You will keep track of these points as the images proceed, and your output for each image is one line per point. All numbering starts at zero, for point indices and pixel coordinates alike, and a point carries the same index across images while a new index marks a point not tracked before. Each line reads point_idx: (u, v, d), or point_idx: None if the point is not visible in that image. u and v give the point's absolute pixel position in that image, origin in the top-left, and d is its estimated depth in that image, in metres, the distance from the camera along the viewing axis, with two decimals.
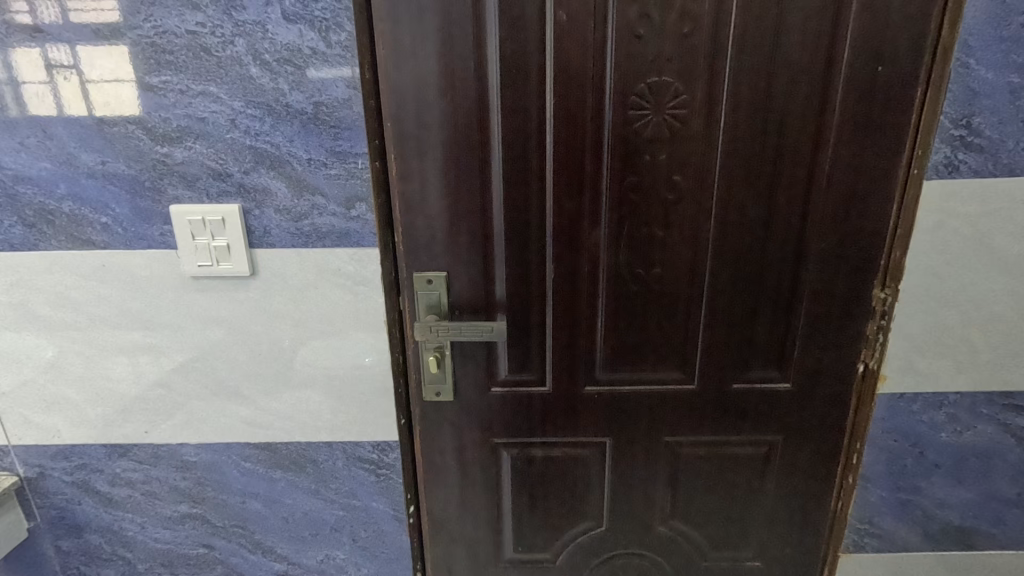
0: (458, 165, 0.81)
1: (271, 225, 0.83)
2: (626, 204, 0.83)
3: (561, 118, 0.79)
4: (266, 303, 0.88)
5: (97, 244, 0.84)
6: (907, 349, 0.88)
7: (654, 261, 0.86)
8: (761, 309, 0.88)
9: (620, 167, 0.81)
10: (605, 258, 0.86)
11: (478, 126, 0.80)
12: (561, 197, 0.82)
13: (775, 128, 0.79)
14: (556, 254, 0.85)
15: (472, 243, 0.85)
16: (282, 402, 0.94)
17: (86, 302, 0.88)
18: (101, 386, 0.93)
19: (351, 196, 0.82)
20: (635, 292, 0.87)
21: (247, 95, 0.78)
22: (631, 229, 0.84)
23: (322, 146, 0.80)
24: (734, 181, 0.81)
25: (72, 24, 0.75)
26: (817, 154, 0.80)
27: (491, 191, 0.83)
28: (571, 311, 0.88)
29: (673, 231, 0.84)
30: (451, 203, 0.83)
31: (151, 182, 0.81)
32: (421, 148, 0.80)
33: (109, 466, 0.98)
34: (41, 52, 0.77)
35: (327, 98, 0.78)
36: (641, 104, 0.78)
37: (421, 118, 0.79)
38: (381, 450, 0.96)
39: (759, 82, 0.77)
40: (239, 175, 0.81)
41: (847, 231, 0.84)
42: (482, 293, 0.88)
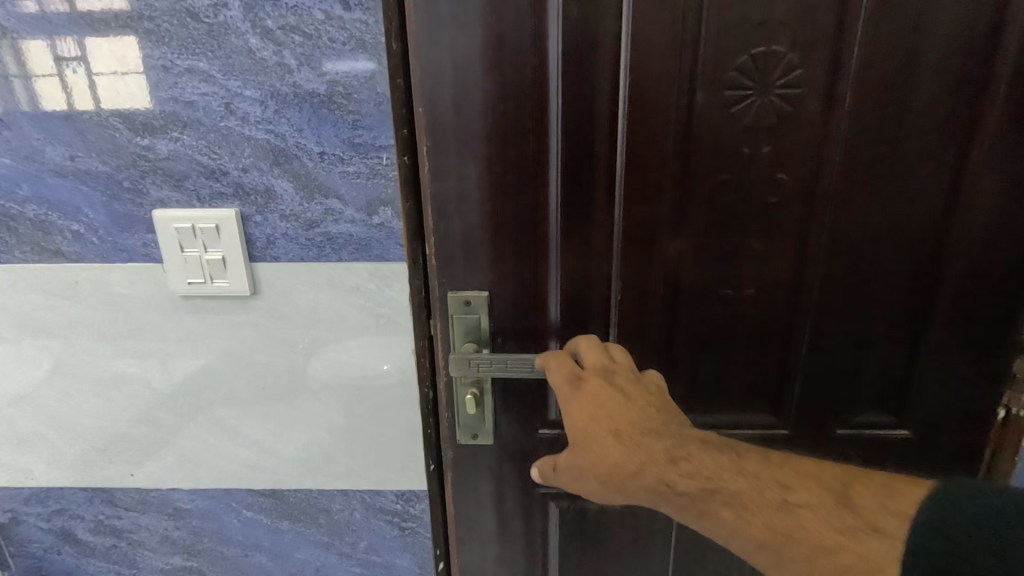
0: (506, 160, 0.64)
1: (276, 234, 0.68)
2: (717, 210, 0.65)
3: (638, 100, 0.62)
4: (270, 328, 0.73)
5: (68, 256, 0.70)
6: None
7: (748, 282, 0.68)
8: (879, 340, 0.70)
9: (712, 162, 0.64)
10: (688, 277, 0.68)
11: (534, 110, 0.62)
12: (635, 201, 0.65)
13: (915, 111, 0.61)
14: (626, 273, 0.68)
15: (521, 256, 0.68)
16: (289, 443, 0.79)
17: (59, 324, 0.73)
18: (80, 422, 0.79)
19: (373, 200, 0.67)
20: (723, 319, 0.70)
21: (243, 72, 0.62)
22: (722, 240, 0.67)
23: (339, 137, 0.64)
24: (858, 181, 0.64)
25: (77, 14, 0.61)
26: (967, 146, 0.63)
27: (546, 192, 0.66)
28: (641, 342, 0.71)
29: (776, 243, 0.67)
30: (497, 207, 0.66)
31: (131, 181, 0.66)
32: (460, 137, 0.63)
33: (91, 511, 0.84)
34: (48, 44, 0.62)
35: (344, 76, 0.62)
36: (742, 81, 0.61)
37: (462, 99, 0.62)
38: (406, 500, 0.82)
39: (899, 52, 0.59)
40: (236, 173, 0.66)
41: (998, 244, 0.66)
42: (531, 319, 0.71)
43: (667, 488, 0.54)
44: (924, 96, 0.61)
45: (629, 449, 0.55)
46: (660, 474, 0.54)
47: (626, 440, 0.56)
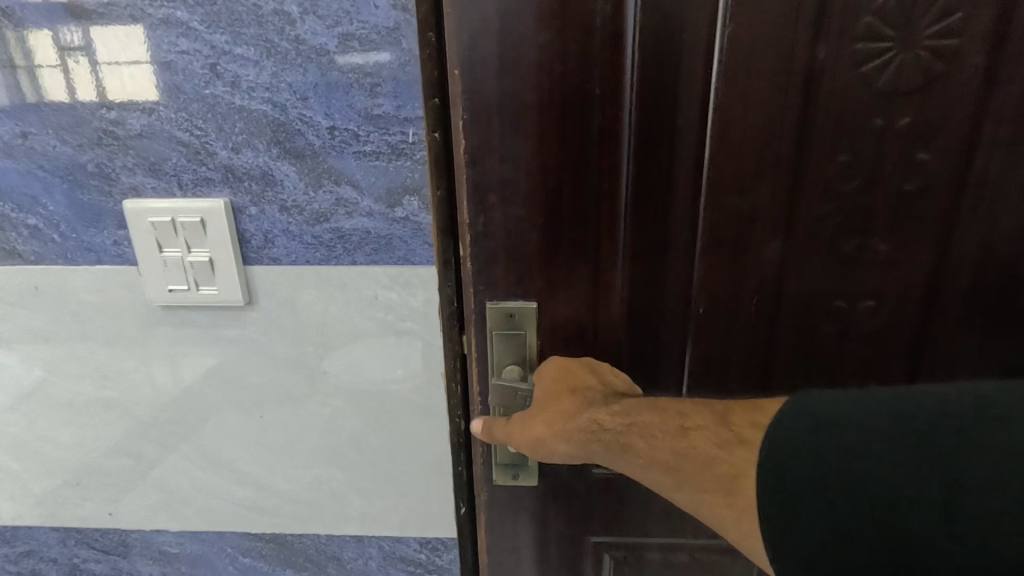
0: (564, 135, 0.49)
1: (274, 230, 0.55)
2: (834, 200, 0.51)
3: (739, 56, 0.47)
4: (269, 345, 0.60)
5: (25, 257, 0.57)
6: None
7: (868, 291, 0.53)
8: None
9: (832, 136, 0.49)
10: (790, 285, 0.53)
11: (601, 68, 0.48)
12: (728, 188, 0.51)
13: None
14: (711, 279, 0.53)
15: (580, 261, 0.53)
16: (292, 480, 0.66)
17: (19, 339, 0.61)
18: (47, 453, 0.67)
19: (395, 187, 0.54)
20: (832, 337, 0.55)
21: (232, 23, 0.49)
22: (837, 238, 0.52)
23: (353, 107, 0.51)
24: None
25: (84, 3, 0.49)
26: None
27: (615, 178, 0.51)
28: (725, 367, 0.56)
29: (909, 242, 0.52)
30: (551, 197, 0.51)
31: (97, 165, 0.54)
32: (505, 105, 0.49)
33: (64, 554, 0.72)
34: (48, 37, 0.51)
35: (360, 28, 0.49)
36: (883, 29, 0.46)
37: (508, 56, 0.47)
38: (432, 550, 0.68)
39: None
40: (225, 154, 0.52)
41: None
42: (588, 341, 0.56)
43: (597, 429, 0.48)
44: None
45: (570, 395, 0.50)
46: (591, 413, 0.48)
47: (570, 390, 0.51)
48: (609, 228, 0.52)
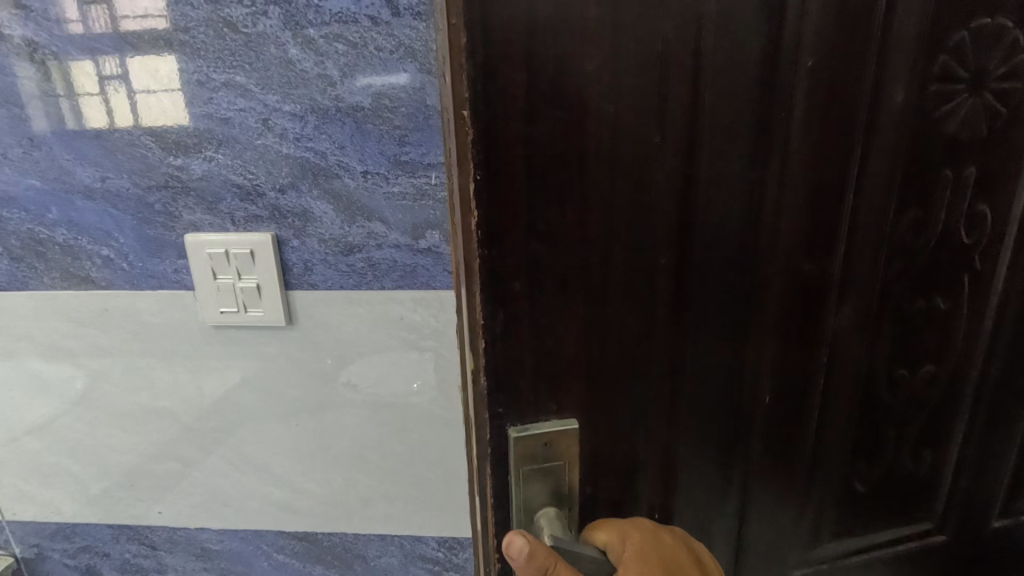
0: (612, 197, 0.39)
1: (314, 259, 0.63)
2: (869, 245, 0.50)
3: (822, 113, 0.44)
4: (306, 359, 0.67)
5: (97, 282, 0.66)
6: None
7: (925, 351, 0.55)
8: None
9: (871, 189, 0.48)
10: (830, 339, 0.51)
11: (652, 114, 0.39)
12: (800, 256, 0.47)
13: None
14: (779, 352, 0.50)
15: (630, 349, 0.43)
16: (324, 483, 0.73)
17: (87, 354, 0.69)
18: (106, 456, 0.74)
19: (420, 222, 0.61)
20: (892, 398, 0.56)
21: (283, 85, 0.57)
22: (903, 300, 0.53)
23: (383, 154, 0.59)
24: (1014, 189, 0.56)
25: (123, 36, 0.58)
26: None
27: (668, 244, 0.42)
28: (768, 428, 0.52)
29: (957, 298, 0.54)
30: (596, 275, 0.41)
31: (162, 204, 0.62)
32: (540, 166, 0.37)
33: (116, 550, 0.79)
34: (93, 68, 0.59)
35: (391, 88, 0.57)
36: (955, 68, 0.46)
37: (541, 101, 0.36)
38: (449, 548, 0.75)
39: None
40: (273, 195, 0.60)
41: None
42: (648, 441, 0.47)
43: None
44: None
45: None
46: None
47: None
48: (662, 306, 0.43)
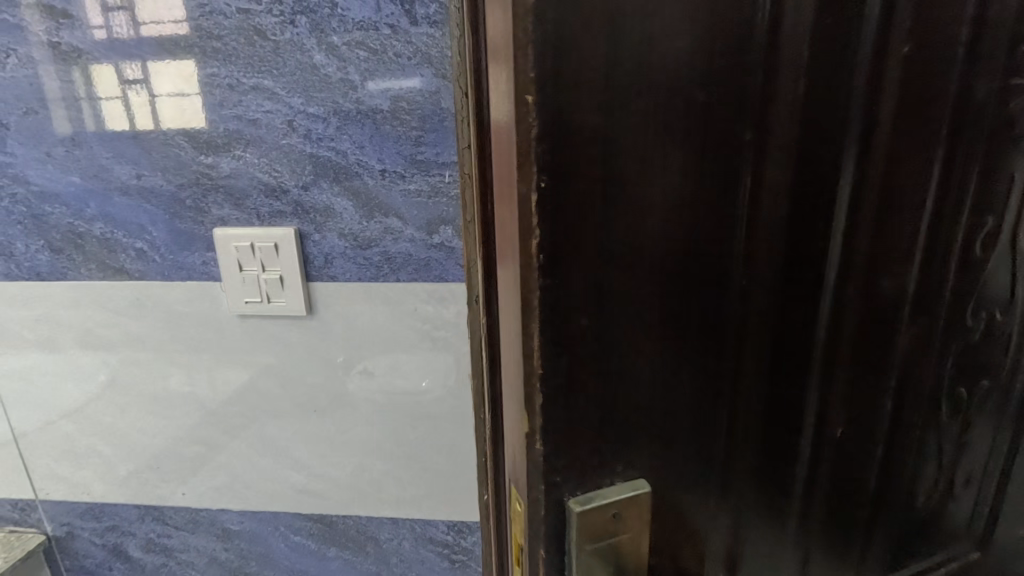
0: (701, 214, 0.31)
1: (333, 252, 0.66)
2: (978, 272, 0.42)
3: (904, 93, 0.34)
4: (324, 347, 0.71)
5: (130, 273, 0.70)
6: None
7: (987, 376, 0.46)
8: None
9: (960, 194, 0.39)
10: (927, 381, 0.43)
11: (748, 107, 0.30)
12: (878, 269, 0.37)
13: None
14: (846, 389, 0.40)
15: (711, 398, 0.35)
16: (339, 467, 0.77)
17: (119, 341, 0.74)
18: (135, 439, 0.79)
19: (434, 218, 0.64)
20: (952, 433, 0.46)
21: (308, 89, 0.61)
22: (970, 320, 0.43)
23: (400, 153, 0.62)
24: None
25: (145, 40, 0.62)
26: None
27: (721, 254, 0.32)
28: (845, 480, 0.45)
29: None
30: (677, 311, 0.32)
31: (193, 200, 0.66)
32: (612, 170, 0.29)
33: (142, 529, 0.84)
34: (115, 70, 0.63)
35: (408, 92, 0.60)
36: None
37: (624, 90, 0.28)
38: (458, 532, 0.78)
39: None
40: (296, 191, 0.64)
41: None
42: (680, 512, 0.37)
43: None
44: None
45: None
46: None
47: None
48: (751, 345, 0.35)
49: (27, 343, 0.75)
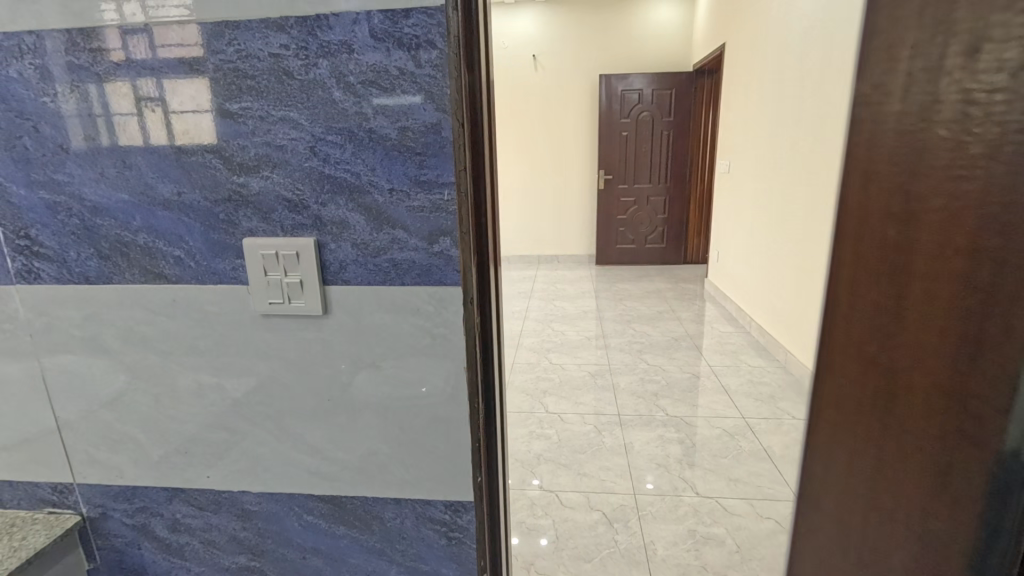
0: None
1: (347, 259, 0.76)
2: None
3: None
4: (337, 344, 0.80)
5: (169, 278, 0.80)
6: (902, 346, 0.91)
7: None
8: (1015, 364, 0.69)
9: None
10: None
11: None
12: None
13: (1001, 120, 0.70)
14: None
15: None
16: (349, 452, 0.86)
17: (155, 338, 0.83)
18: (167, 427, 0.88)
19: (435, 230, 0.74)
20: None
21: (329, 120, 0.71)
22: None
23: (406, 175, 0.72)
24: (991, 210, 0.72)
25: (161, 59, 0.71)
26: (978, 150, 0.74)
27: None
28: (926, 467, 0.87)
29: None
30: None
31: (226, 214, 0.76)
32: None
33: (169, 510, 0.92)
34: (131, 86, 0.73)
35: (414, 123, 0.70)
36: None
37: None
38: (454, 511, 0.86)
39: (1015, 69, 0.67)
40: (316, 207, 0.74)
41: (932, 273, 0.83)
42: None
43: None
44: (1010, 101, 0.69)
45: None
46: None
47: None
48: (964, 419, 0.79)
49: (73, 339, 0.84)
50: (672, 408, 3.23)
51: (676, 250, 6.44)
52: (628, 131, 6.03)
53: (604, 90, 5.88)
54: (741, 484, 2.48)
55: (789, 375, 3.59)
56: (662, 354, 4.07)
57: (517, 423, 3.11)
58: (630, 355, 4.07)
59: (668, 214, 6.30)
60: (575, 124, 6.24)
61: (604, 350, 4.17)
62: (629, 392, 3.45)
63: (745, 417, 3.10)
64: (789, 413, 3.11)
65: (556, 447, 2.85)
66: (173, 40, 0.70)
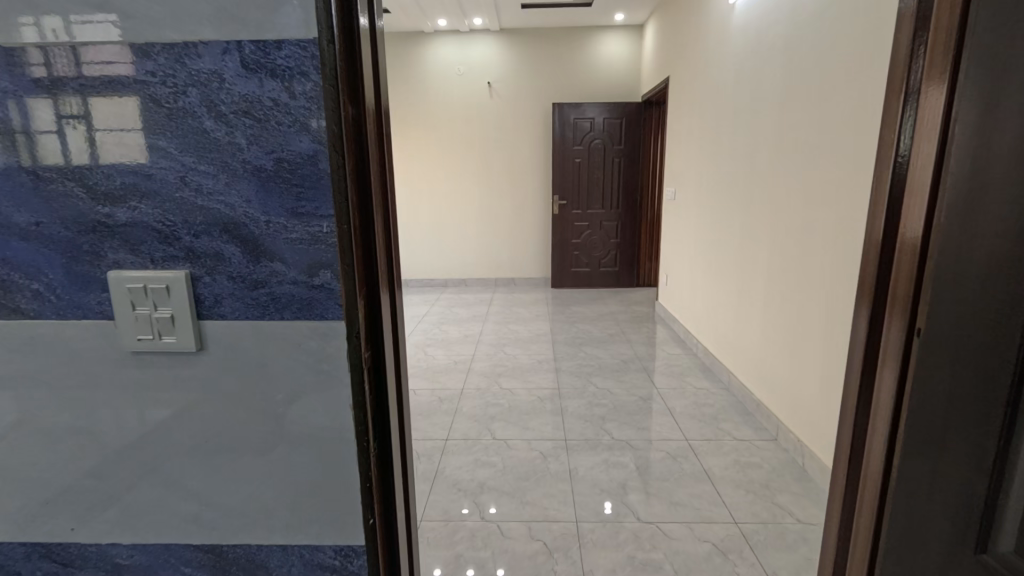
0: None
1: (223, 293, 0.73)
2: None
3: None
4: (215, 382, 0.76)
5: (26, 313, 0.74)
6: (857, 360, 0.90)
7: None
8: (938, 351, 0.69)
9: None
10: None
11: None
12: None
13: (909, 170, 0.77)
14: None
15: None
16: (231, 496, 0.81)
17: (11, 379, 0.76)
18: (25, 476, 0.80)
19: (315, 263, 0.72)
20: None
21: (200, 150, 0.69)
22: None
23: (283, 207, 0.70)
24: (904, 259, 0.78)
25: (8, 76, 0.67)
26: (896, 195, 0.80)
27: None
28: (862, 514, 0.89)
29: None
30: None
31: (91, 245, 0.71)
32: None
33: (29, 568, 0.84)
34: None
35: (289, 155, 0.68)
36: None
37: None
38: (345, 557, 0.82)
39: (925, 125, 0.74)
40: (189, 239, 0.71)
41: (881, 285, 0.84)
42: None
43: None
44: (916, 154, 0.76)
45: None
46: None
47: None
48: (877, 467, 0.84)
49: None
50: (618, 432, 3.24)
51: (628, 273, 6.58)
52: (581, 157, 6.19)
53: (557, 118, 6.03)
54: (682, 507, 2.50)
55: (730, 396, 3.69)
56: (611, 376, 4.10)
57: (462, 451, 3.04)
58: (579, 378, 4.08)
59: (620, 238, 6.45)
60: (530, 149, 6.35)
61: (554, 373, 4.17)
62: (577, 416, 3.45)
63: (687, 439, 3.15)
64: (730, 434, 3.18)
65: (501, 475, 2.80)
66: (29, 62, 0.66)
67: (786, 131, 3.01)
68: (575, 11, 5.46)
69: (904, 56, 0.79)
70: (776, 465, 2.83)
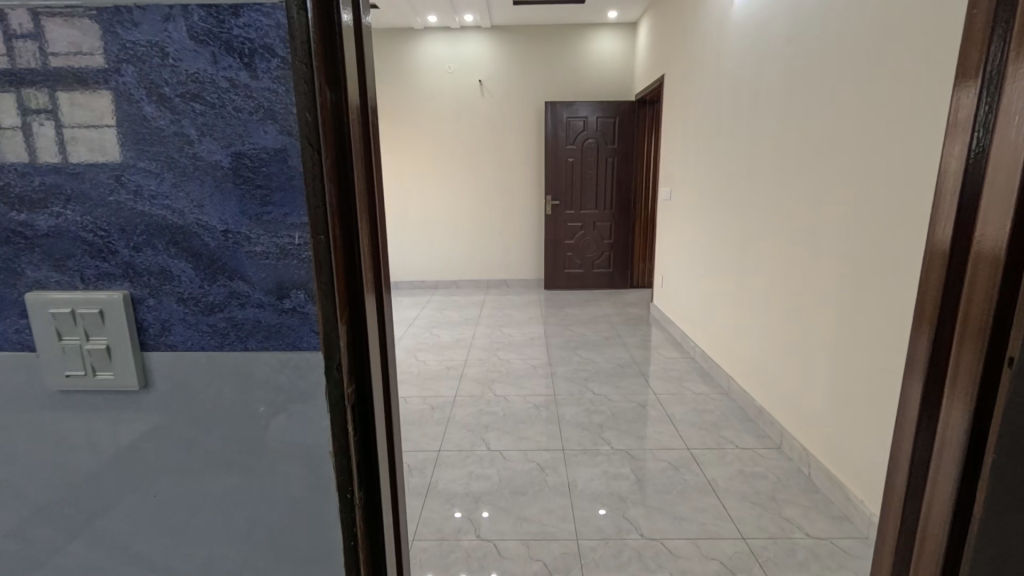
0: None
1: (171, 318, 0.60)
2: None
3: None
4: (163, 425, 0.63)
5: None
6: (914, 385, 0.79)
7: None
8: None
9: None
10: None
11: None
12: None
13: (988, 169, 0.66)
14: None
15: None
16: (186, 557, 0.68)
17: None
18: None
19: (285, 282, 0.59)
20: None
21: (138, 142, 0.55)
22: None
23: (244, 214, 0.57)
24: (982, 274, 0.67)
25: None
26: (969, 198, 0.69)
27: None
28: (921, 565, 0.78)
29: None
30: None
31: (4, 260, 0.58)
32: None
33: None
34: None
35: (251, 149, 0.55)
36: None
37: None
38: None
39: (1013, 116, 0.63)
40: (127, 252, 0.58)
41: (949, 303, 0.72)
42: None
43: None
44: (999, 150, 0.64)
45: None
46: None
47: None
48: (943, 513, 0.73)
49: None
50: (616, 440, 3.13)
51: (621, 274, 6.49)
52: (574, 157, 6.08)
53: (549, 117, 5.92)
54: (686, 522, 2.39)
55: (729, 402, 3.60)
56: (608, 382, 3.99)
57: (455, 463, 2.91)
58: (575, 383, 3.97)
59: (614, 239, 6.36)
60: (522, 149, 6.22)
61: (549, 379, 4.05)
62: (573, 425, 3.33)
63: (688, 447, 3.04)
64: (731, 442, 3.08)
65: (496, 488, 2.67)
66: None
67: (789, 130, 2.91)
68: (568, 8, 5.34)
69: (979, 36, 0.68)
70: (781, 475, 2.74)
